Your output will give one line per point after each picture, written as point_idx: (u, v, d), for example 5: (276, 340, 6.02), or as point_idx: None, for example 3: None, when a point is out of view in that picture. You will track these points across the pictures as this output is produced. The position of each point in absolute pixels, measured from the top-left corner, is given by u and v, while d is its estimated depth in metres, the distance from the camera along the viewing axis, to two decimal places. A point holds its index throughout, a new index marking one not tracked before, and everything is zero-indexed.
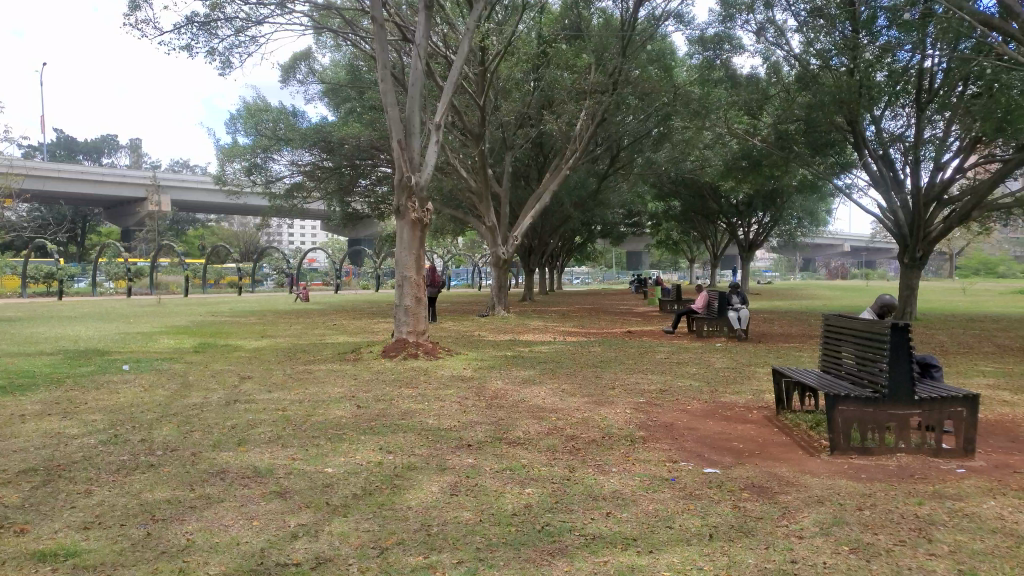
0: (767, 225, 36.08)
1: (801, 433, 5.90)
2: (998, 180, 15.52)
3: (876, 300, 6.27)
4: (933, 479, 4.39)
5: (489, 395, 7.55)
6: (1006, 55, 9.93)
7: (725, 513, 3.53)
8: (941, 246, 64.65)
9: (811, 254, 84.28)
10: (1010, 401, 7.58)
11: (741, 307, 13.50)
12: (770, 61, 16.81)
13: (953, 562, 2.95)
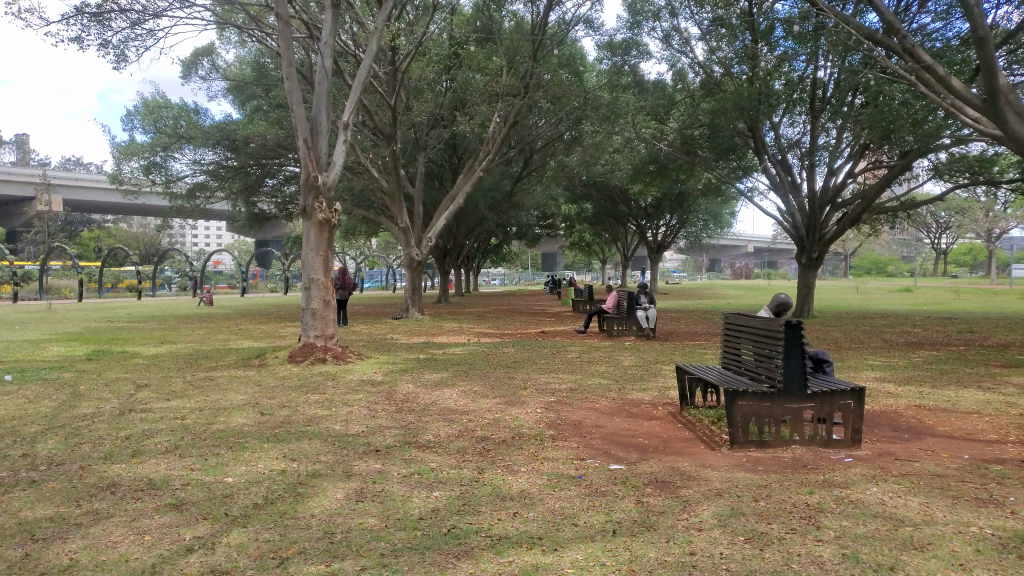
0: (674, 227, 37.06)
1: (703, 428, 6.09)
2: (884, 185, 16.49)
3: (773, 298, 6.51)
4: (824, 469, 4.62)
5: (399, 399, 7.47)
6: (890, 68, 10.53)
7: (627, 509, 3.61)
8: (837, 247, 68.04)
9: (717, 255, 87.17)
10: (894, 393, 8.04)
11: (648, 307, 13.88)
12: (675, 68, 17.33)
13: (838, 547, 3.11)
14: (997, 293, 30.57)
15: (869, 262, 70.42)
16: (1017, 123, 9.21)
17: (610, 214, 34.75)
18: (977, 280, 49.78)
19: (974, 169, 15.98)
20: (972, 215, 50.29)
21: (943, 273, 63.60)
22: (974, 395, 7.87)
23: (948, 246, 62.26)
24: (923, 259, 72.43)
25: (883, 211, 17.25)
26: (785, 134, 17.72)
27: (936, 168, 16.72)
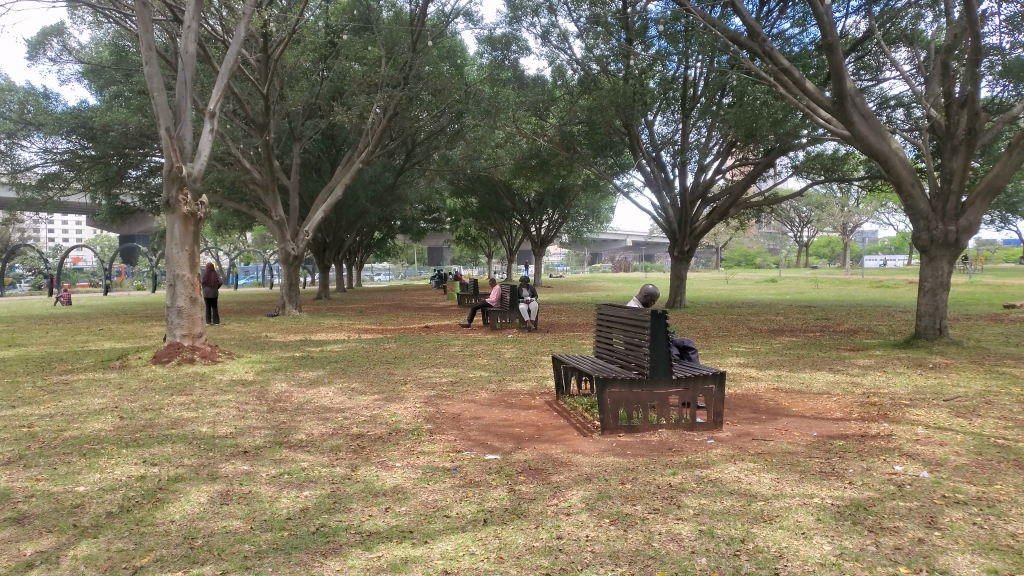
0: (557, 222, 37.68)
1: (578, 415, 6.27)
2: (749, 181, 17.39)
3: (642, 289, 6.73)
4: (687, 451, 4.86)
5: (272, 399, 7.24)
6: (752, 70, 11.18)
7: (500, 497, 3.67)
8: (709, 243, 71.47)
9: (598, 249, 89.50)
10: (756, 377, 8.55)
11: (530, 300, 13.85)
12: (554, 64, 17.60)
13: (695, 524, 3.28)
14: (851, 283, 33.00)
15: (739, 256, 74.47)
16: (862, 125, 10.00)
17: (494, 208, 34.98)
18: (834, 271, 53.60)
19: (828, 167, 17.15)
20: (830, 210, 54.14)
21: (804, 264, 68.05)
22: (826, 377, 8.48)
23: (809, 239, 66.73)
24: (787, 252, 77.22)
25: (749, 206, 18.23)
26: (659, 132, 18.37)
27: (795, 165, 17.81)
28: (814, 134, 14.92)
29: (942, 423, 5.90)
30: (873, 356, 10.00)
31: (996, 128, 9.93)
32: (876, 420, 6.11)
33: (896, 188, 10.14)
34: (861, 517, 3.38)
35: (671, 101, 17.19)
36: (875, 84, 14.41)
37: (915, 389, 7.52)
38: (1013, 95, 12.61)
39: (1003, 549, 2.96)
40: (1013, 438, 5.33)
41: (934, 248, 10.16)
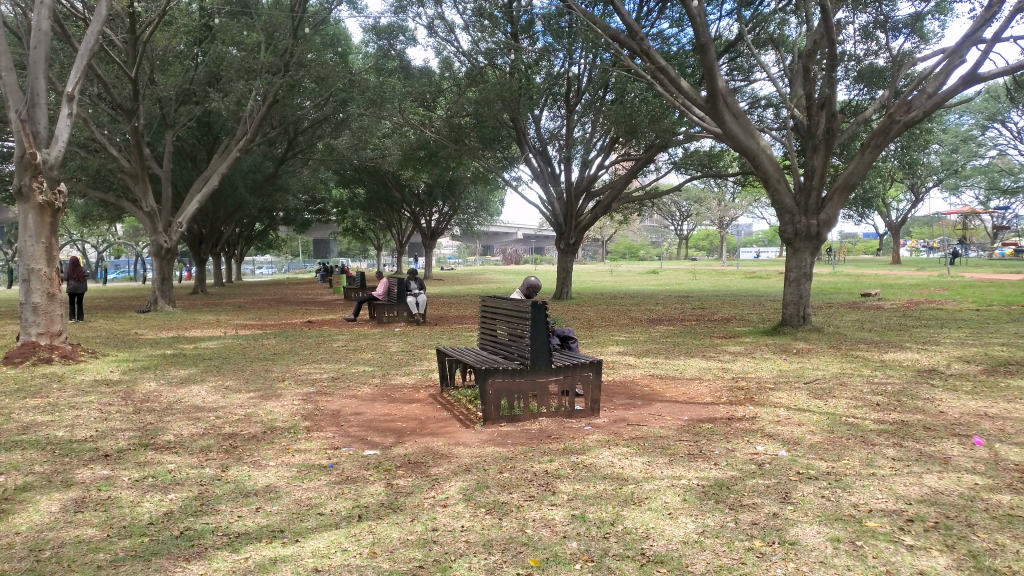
0: (446, 214, 37.51)
1: (461, 407, 6.29)
2: (631, 176, 17.91)
3: (525, 281, 6.79)
4: (564, 438, 4.97)
5: (139, 399, 6.86)
6: (634, 69, 11.52)
7: (376, 492, 3.63)
8: (596, 236, 73.14)
9: (489, 242, 89.88)
10: (634, 365, 8.85)
11: (418, 292, 13.80)
12: (441, 56, 17.49)
13: (569, 509, 3.36)
14: (726, 274, 34.59)
15: (624, 249, 76.85)
16: (733, 123, 10.49)
17: (382, 200, 34.42)
18: (712, 263, 56.18)
19: (704, 164, 17.92)
20: (708, 205, 56.73)
21: (685, 257, 70.92)
22: (699, 363, 8.87)
23: (689, 233, 69.59)
24: (668, 246, 80.25)
25: (631, 200, 18.77)
26: (546, 127, 18.62)
27: (674, 161, 18.47)
28: (690, 131, 15.55)
29: (801, 404, 6.31)
30: (742, 343, 10.54)
31: (852, 129, 10.65)
32: (742, 403, 6.46)
33: (763, 184, 10.70)
34: (723, 495, 3.57)
35: (556, 96, 17.45)
36: (746, 85, 15.15)
37: (779, 373, 7.99)
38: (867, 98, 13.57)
39: (846, 518, 3.20)
40: (862, 416, 5.76)
41: (798, 240, 10.80)
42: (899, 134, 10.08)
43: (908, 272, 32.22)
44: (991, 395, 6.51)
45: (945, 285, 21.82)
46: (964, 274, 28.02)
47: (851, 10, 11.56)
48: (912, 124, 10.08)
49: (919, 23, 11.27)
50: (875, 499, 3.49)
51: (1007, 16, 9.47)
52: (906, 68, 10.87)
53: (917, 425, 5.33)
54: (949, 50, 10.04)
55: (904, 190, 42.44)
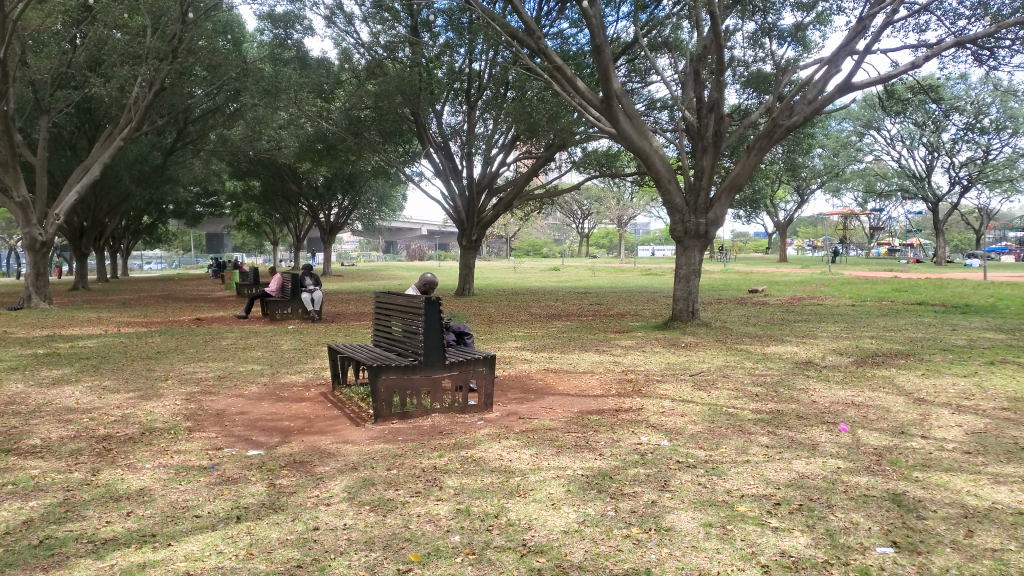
0: (346, 208, 36.79)
1: (352, 405, 6.19)
2: (531, 174, 18.07)
3: (420, 277, 6.74)
4: (456, 433, 4.98)
5: (3, 401, 6.42)
6: (534, 68, 11.62)
7: (257, 493, 3.53)
8: (501, 234, 73.39)
9: (392, 238, 88.79)
10: (530, 359, 8.96)
11: (314, 289, 13.48)
12: (340, 47, 17.10)
13: (454, 504, 3.38)
14: (626, 271, 35.41)
15: (527, 246, 77.67)
16: (627, 124, 10.75)
17: (278, 193, 33.37)
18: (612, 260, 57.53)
19: (603, 163, 18.30)
20: (608, 204, 58.04)
21: (586, 254, 72.28)
22: (592, 357, 9.07)
23: (590, 231, 70.98)
24: (570, 243, 81.53)
25: (531, 198, 18.93)
26: (448, 123, 18.54)
27: (574, 161, 18.77)
28: (588, 131, 15.84)
29: (685, 395, 6.56)
30: (635, 337, 10.83)
31: (739, 132, 11.11)
32: (630, 395, 6.65)
33: (656, 184, 11.00)
34: (605, 485, 3.67)
35: (458, 91, 17.40)
36: (643, 87, 15.56)
37: (668, 366, 8.27)
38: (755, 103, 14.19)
39: (719, 503, 3.35)
40: (742, 406, 6.04)
41: (687, 238, 11.17)
42: (782, 138, 10.61)
43: (793, 270, 33.94)
44: (858, 385, 6.97)
45: (823, 282, 23.16)
46: (841, 273, 29.81)
47: (740, 18, 12.06)
48: (793, 129, 10.63)
49: (801, 32, 11.89)
50: (747, 484, 3.67)
51: (877, 29, 10.12)
52: (789, 75, 11.45)
53: (790, 414, 5.64)
54: (826, 59, 10.64)
55: (790, 192, 44.63)
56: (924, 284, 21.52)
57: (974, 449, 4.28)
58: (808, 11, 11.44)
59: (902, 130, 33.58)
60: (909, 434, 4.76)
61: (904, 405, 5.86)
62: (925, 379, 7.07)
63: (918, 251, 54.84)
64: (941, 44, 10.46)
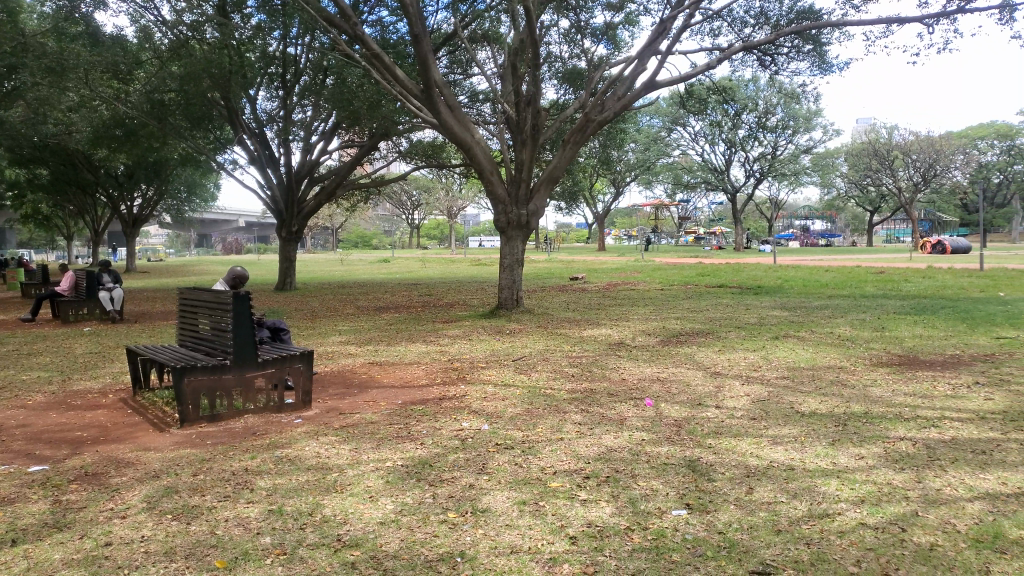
0: (151, 199, 34.19)
1: (156, 410, 5.78)
2: (353, 163, 17.64)
3: (229, 272, 6.39)
4: (271, 433, 4.79)
5: None
6: (351, 55, 11.32)
7: (39, 512, 3.21)
8: (325, 226, 71.19)
9: (207, 231, 83.64)
10: (353, 353, 8.78)
11: (113, 288, 12.46)
12: (138, 25, 15.76)
13: (266, 505, 3.25)
14: (453, 262, 35.64)
15: (354, 238, 76.07)
16: (448, 115, 10.76)
17: (71, 182, 30.37)
18: (441, 251, 57.65)
19: (427, 154, 18.24)
20: (435, 194, 58.14)
21: (415, 246, 72.01)
22: (417, 348, 9.05)
23: (418, 222, 70.78)
24: (398, 234, 80.81)
25: (355, 188, 18.48)
26: (263, 109, 17.68)
27: (399, 150, 18.55)
28: (410, 121, 15.73)
29: (506, 380, 6.72)
30: (461, 326, 10.92)
31: (556, 126, 11.47)
32: (454, 382, 6.72)
33: (478, 175, 11.09)
34: (424, 473, 3.68)
35: (272, 77, 16.63)
36: (465, 78, 15.66)
37: (491, 353, 8.43)
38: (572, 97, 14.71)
39: (533, 481, 3.47)
40: (558, 387, 6.28)
41: (510, 228, 11.36)
42: (595, 131, 11.08)
43: (610, 257, 35.67)
44: (664, 362, 7.47)
45: (637, 268, 24.60)
46: (653, 259, 31.77)
47: (555, 14, 12.44)
48: (605, 123, 11.13)
49: (611, 31, 12.47)
50: (559, 461, 3.82)
51: (677, 31, 10.84)
52: (600, 72, 11.98)
53: (601, 392, 5.95)
54: (633, 58, 11.25)
55: (607, 184, 46.81)
56: (723, 268, 23.44)
57: (757, 415, 4.73)
58: (617, 11, 12.02)
59: (703, 127, 36.29)
60: (705, 404, 5.17)
61: (702, 379, 6.36)
62: (721, 354, 7.71)
63: (720, 239, 59.62)
64: (732, 48, 11.37)
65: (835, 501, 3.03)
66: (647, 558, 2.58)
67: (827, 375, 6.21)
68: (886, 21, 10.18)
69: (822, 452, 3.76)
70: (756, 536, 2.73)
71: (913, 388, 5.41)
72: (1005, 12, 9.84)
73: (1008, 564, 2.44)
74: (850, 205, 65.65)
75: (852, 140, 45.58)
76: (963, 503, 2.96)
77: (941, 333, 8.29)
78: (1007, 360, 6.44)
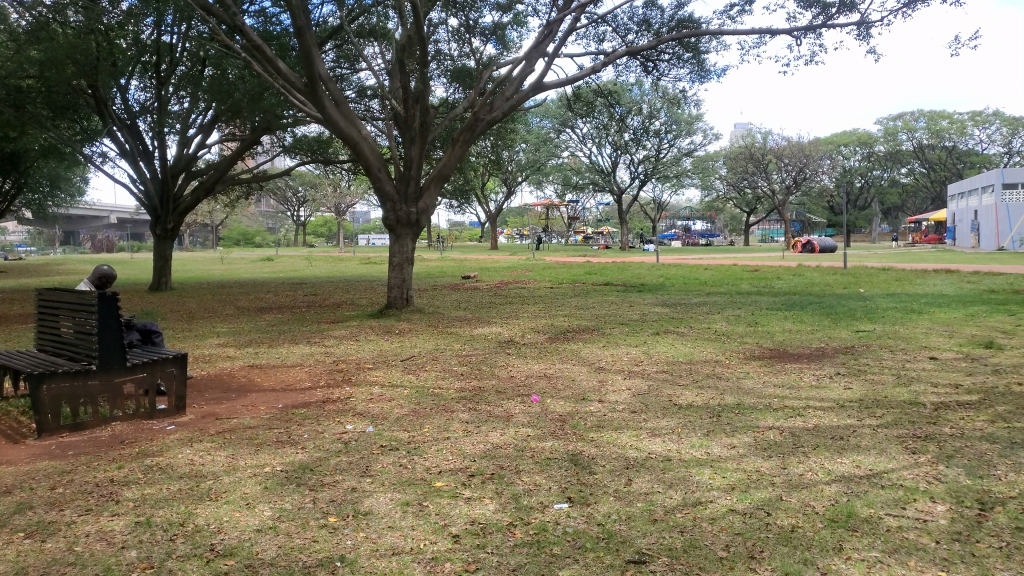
0: (9, 194, 31.70)
1: (11, 421, 5.36)
2: (234, 158, 16.95)
3: (95, 270, 6.00)
4: (141, 441, 4.53)
5: None
6: (232, 46, 10.86)
7: None
8: (205, 223, 68.17)
9: (74, 226, 78.42)
10: (233, 356, 8.44)
11: None
12: None
13: (132, 517, 3.07)
14: (340, 260, 34.90)
15: (237, 235, 73.25)
16: (333, 110, 10.49)
17: None
18: (329, 249, 56.45)
19: (313, 149, 17.74)
20: (323, 191, 56.83)
21: (302, 244, 70.13)
22: (301, 349, 8.81)
23: (305, 220, 68.96)
24: (284, 231, 78.43)
25: (236, 183, 17.74)
26: (136, 99, 16.70)
27: (284, 145, 17.97)
28: (295, 116, 15.26)
29: (393, 380, 6.65)
30: (348, 326, 10.72)
31: (445, 124, 11.41)
32: (339, 384, 6.59)
33: (365, 172, 10.88)
34: (304, 478, 3.58)
35: (145, 65, 15.73)
36: (352, 73, 15.33)
37: (378, 353, 8.30)
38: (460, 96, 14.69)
39: (417, 482, 3.44)
40: (446, 386, 6.26)
41: (399, 226, 11.21)
42: (483, 131, 11.10)
43: (500, 256, 35.94)
44: (551, 359, 7.58)
45: (527, 267, 24.92)
46: (544, 257, 32.25)
47: (444, 12, 12.38)
48: (494, 123, 11.17)
49: (499, 31, 12.53)
50: (444, 460, 3.81)
51: (563, 34, 11.02)
52: (488, 72, 12.02)
53: (489, 390, 5.99)
54: (521, 58, 11.35)
55: (497, 183, 47.13)
56: (609, 267, 24.09)
57: (638, 408, 4.88)
58: (505, 12, 12.10)
59: (591, 129, 37.15)
60: (588, 399, 5.30)
61: (587, 374, 6.51)
62: (605, 350, 7.92)
63: (607, 238, 61.23)
64: (616, 53, 11.68)
65: (707, 490, 3.17)
66: (528, 552, 2.62)
67: (703, 368, 6.49)
68: (758, 32, 10.74)
69: (697, 442, 3.93)
70: (633, 526, 2.81)
71: (781, 379, 5.74)
72: (863, 28, 10.58)
73: (861, 540, 2.62)
74: (727, 206, 68.94)
75: (730, 144, 47.82)
76: (821, 486, 3.16)
77: (807, 327, 8.82)
78: (864, 351, 6.93)
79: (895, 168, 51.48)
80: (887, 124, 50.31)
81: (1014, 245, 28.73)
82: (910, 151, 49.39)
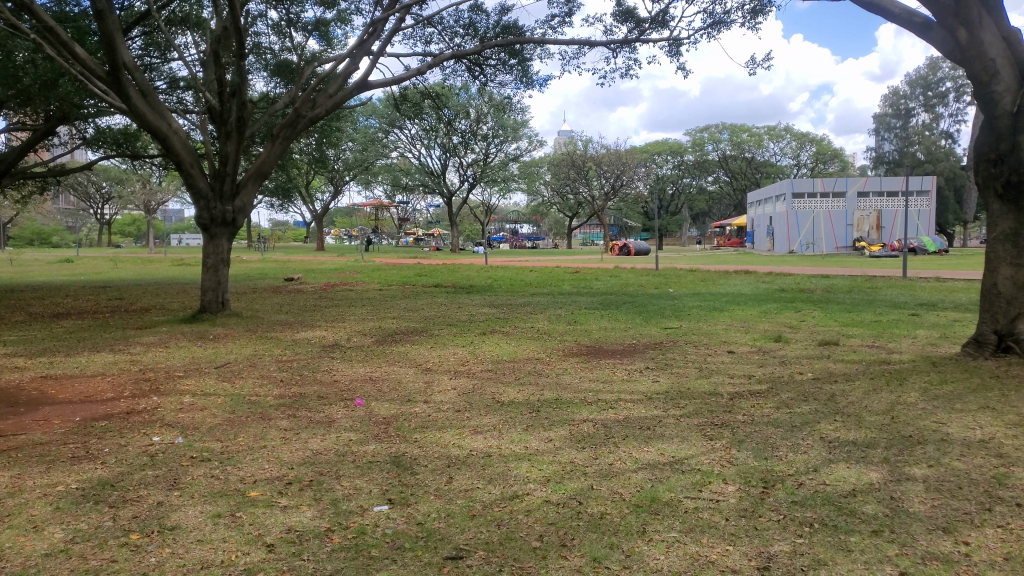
0: None
1: None
2: (24, 149, 15.25)
3: None
4: None
5: None
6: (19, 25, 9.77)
7: None
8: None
9: None
10: (21, 367, 7.61)
11: None
12: None
13: None
14: (150, 262, 32.45)
15: (29, 234, 66.09)
16: (139, 101, 9.73)
17: None
18: (137, 250, 52.22)
19: (119, 142, 16.36)
20: (130, 186, 52.48)
21: (106, 244, 64.50)
22: (104, 358, 8.12)
23: (110, 217, 63.40)
24: (85, 231, 71.80)
25: (26, 177, 16.01)
26: None
27: (84, 137, 16.43)
28: (97, 104, 14.01)
29: (208, 388, 6.29)
30: (158, 332, 10.01)
31: (264, 120, 10.93)
32: (145, 395, 6.14)
33: (176, 167, 10.18)
34: (104, 495, 3.32)
35: None
36: (162, 62, 14.34)
37: (191, 360, 7.82)
38: (281, 91, 14.14)
39: (230, 493, 3.29)
40: (264, 393, 6.02)
41: (214, 226, 10.60)
42: (304, 128, 10.74)
43: (327, 258, 34.93)
44: (376, 362, 7.47)
45: (355, 269, 24.45)
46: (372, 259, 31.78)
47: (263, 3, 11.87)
48: (316, 120, 10.83)
49: (323, 27, 12.20)
50: (260, 469, 3.67)
51: (388, 34, 10.93)
52: (311, 67, 11.66)
53: (311, 395, 5.82)
54: (346, 55, 11.12)
55: (323, 182, 45.83)
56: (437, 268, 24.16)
57: (462, 407, 4.95)
58: (329, 8, 11.81)
59: (419, 130, 37.03)
60: (413, 401, 5.29)
61: (412, 376, 6.50)
62: (433, 351, 7.94)
63: (437, 240, 61.28)
64: (442, 56, 11.74)
65: (525, 483, 3.28)
66: (346, 557, 2.58)
67: (525, 367, 6.68)
68: (579, 43, 11.20)
69: (517, 438, 4.04)
70: (453, 523, 2.85)
71: (597, 374, 6.04)
72: (673, 45, 11.34)
73: (662, 523, 2.81)
74: (552, 211, 71.29)
75: (554, 150, 49.44)
76: (629, 474, 3.37)
77: (622, 325, 9.31)
78: (672, 347, 7.42)
79: (703, 177, 55.58)
80: (695, 135, 54.13)
81: (802, 249, 32.08)
82: (715, 161, 53.49)
